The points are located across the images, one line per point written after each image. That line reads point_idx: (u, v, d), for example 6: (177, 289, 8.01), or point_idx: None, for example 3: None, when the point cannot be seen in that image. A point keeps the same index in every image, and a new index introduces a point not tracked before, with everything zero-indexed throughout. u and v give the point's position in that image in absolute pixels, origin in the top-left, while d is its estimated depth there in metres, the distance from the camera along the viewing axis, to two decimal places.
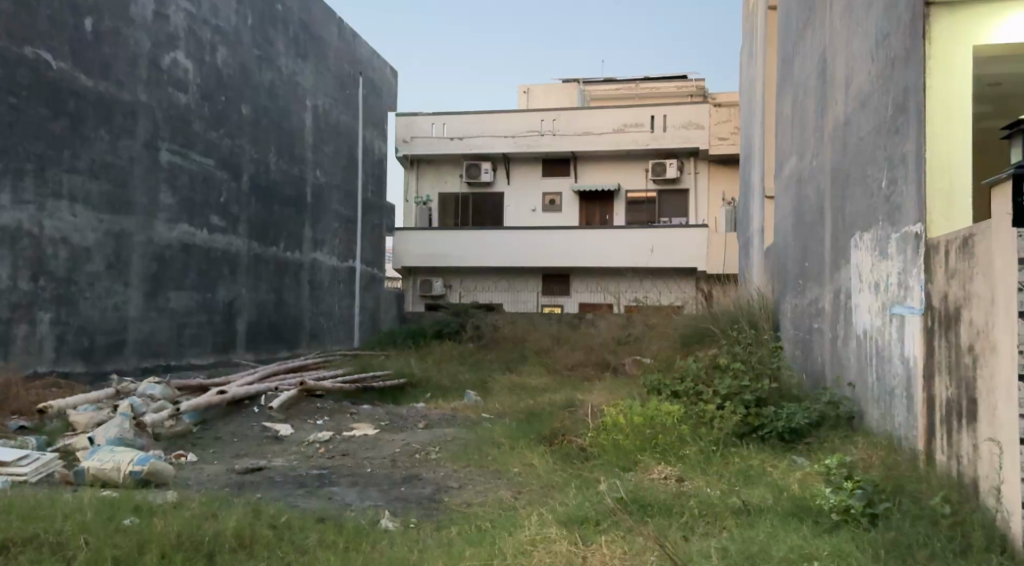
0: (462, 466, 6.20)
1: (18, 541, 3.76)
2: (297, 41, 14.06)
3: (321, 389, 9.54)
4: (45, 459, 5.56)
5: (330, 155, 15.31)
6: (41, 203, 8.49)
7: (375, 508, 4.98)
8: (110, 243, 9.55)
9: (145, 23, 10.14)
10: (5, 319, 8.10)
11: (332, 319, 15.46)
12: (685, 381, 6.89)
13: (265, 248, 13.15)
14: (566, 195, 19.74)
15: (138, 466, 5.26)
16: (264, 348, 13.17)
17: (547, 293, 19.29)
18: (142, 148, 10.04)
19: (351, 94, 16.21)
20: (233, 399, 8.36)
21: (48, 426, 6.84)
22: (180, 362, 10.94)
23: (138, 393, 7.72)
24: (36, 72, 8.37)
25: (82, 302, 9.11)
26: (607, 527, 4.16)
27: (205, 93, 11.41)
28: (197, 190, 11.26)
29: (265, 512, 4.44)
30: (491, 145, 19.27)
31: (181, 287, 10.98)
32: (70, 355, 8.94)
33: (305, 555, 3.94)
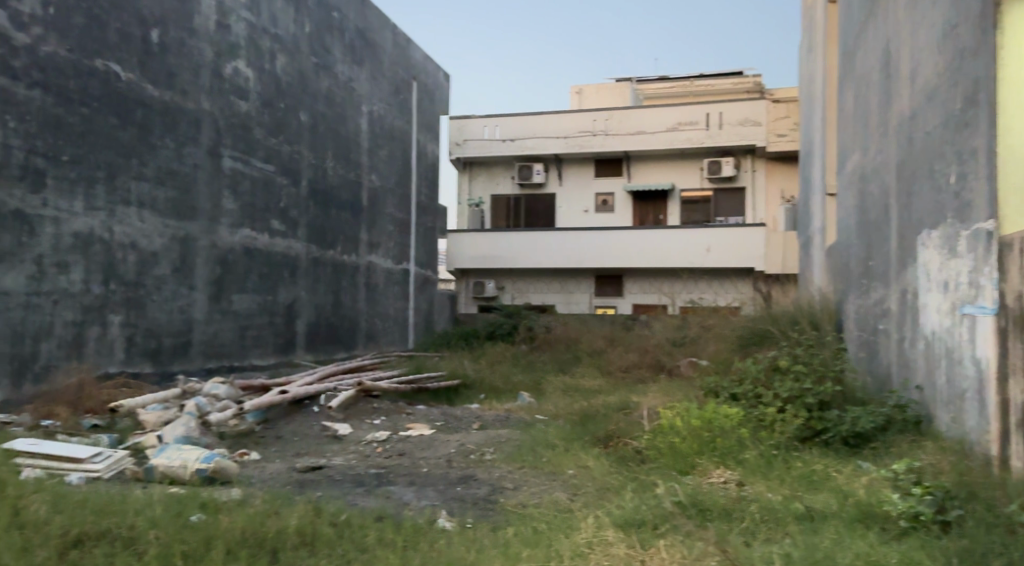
0: (517, 466, 6.22)
1: (93, 535, 3.91)
2: (353, 48, 14.31)
3: (377, 390, 9.68)
4: (117, 456, 5.76)
5: (385, 159, 15.53)
6: (112, 210, 8.81)
7: (432, 507, 5.03)
8: (176, 248, 9.87)
9: (208, 34, 10.45)
10: (79, 322, 8.39)
11: (388, 320, 15.67)
12: (743, 382, 6.77)
13: (323, 251, 13.40)
14: (619, 195, 19.61)
15: (205, 464, 5.41)
16: (323, 348, 13.43)
17: (600, 294, 19.22)
18: (205, 155, 10.36)
19: (405, 99, 16.42)
20: (293, 399, 8.54)
21: (119, 425, 7.09)
22: (242, 363, 11.23)
23: (204, 392, 7.94)
24: (107, 83, 8.69)
25: (150, 305, 9.44)
26: (665, 531, 4.12)
27: (265, 100, 11.70)
28: (258, 195, 11.55)
29: (326, 510, 4.52)
30: (543, 146, 19.26)
31: (243, 290, 11.28)
32: (139, 355, 9.25)
33: (365, 553, 3.99)
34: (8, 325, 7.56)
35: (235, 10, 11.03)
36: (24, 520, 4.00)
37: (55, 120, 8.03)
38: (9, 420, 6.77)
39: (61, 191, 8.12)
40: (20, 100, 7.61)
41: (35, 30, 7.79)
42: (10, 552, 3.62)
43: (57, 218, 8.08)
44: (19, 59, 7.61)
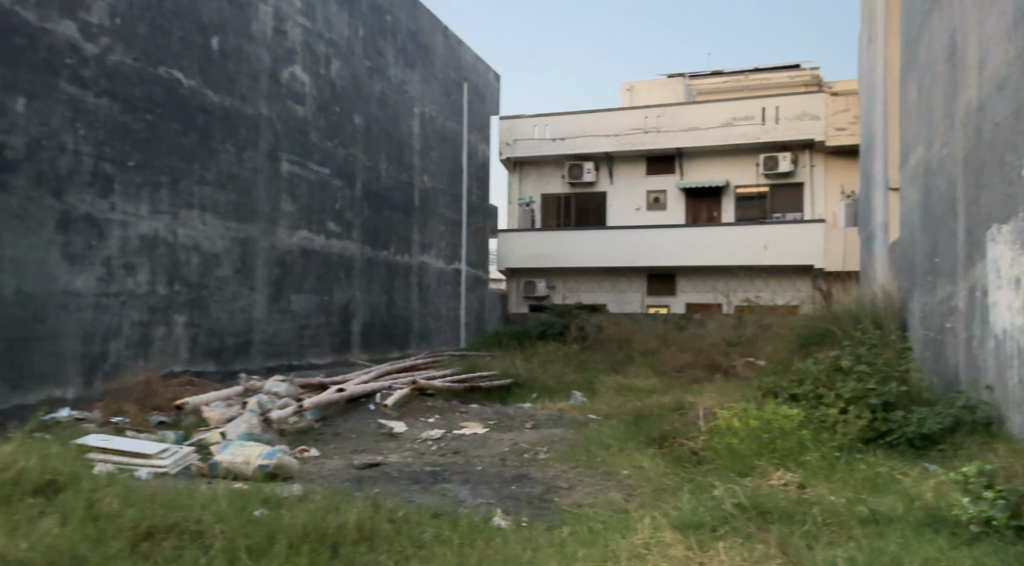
0: (571, 466, 6.21)
1: (162, 529, 4.03)
2: (405, 50, 14.48)
3: (432, 389, 9.78)
4: (183, 453, 5.94)
5: (437, 160, 15.66)
6: (176, 213, 9.09)
7: (487, 505, 5.05)
8: (236, 249, 10.14)
9: (266, 40, 10.70)
10: (145, 322, 8.68)
11: (440, 320, 15.81)
12: (804, 383, 6.62)
13: (377, 251, 13.58)
14: (671, 192, 19.39)
15: (267, 460, 5.55)
16: (377, 348, 13.62)
17: (652, 294, 19.06)
18: (264, 158, 10.61)
19: (456, 100, 16.54)
20: (350, 397, 8.68)
21: (184, 422, 7.30)
22: (300, 362, 11.47)
23: (264, 390, 8.14)
24: (170, 90, 8.97)
25: (212, 305, 9.71)
26: (724, 533, 4.06)
27: (321, 104, 11.93)
28: (314, 197, 11.78)
29: (384, 506, 4.59)
30: (594, 144, 19.18)
31: (301, 290, 11.52)
32: (202, 354, 9.53)
33: (423, 549, 4.04)
34: (79, 326, 7.85)
35: (292, 16, 11.27)
36: (98, 513, 4.16)
37: (122, 127, 8.32)
38: (81, 417, 7.04)
39: (129, 195, 8.41)
40: (90, 108, 7.90)
41: (103, 40, 8.08)
42: (86, 542, 3.78)
43: (125, 221, 8.37)
44: (88, 68, 7.90)
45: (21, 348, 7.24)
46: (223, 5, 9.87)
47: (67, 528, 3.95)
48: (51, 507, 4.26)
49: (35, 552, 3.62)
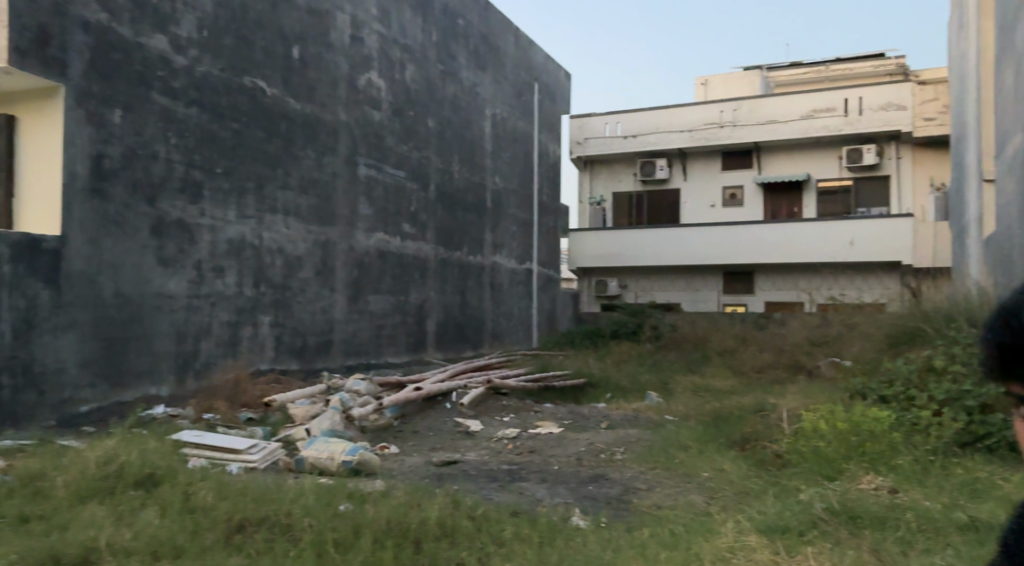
0: (649, 467, 6.13)
1: (253, 522, 4.19)
2: (477, 53, 14.62)
3: (507, 388, 9.85)
4: (271, 448, 6.18)
5: (508, 160, 15.74)
6: (260, 217, 9.42)
7: (565, 505, 5.05)
8: (317, 252, 10.44)
9: (344, 48, 10.98)
10: (233, 322, 9.03)
11: (512, 319, 15.89)
12: (894, 385, 6.37)
13: (451, 252, 13.76)
14: (748, 188, 18.94)
15: (350, 456, 5.72)
16: (451, 347, 13.79)
17: (729, 292, 18.68)
18: (343, 163, 10.89)
19: (527, 100, 16.60)
20: (428, 396, 8.83)
21: (272, 418, 7.56)
22: (378, 361, 11.73)
23: (346, 388, 8.36)
24: (254, 99, 9.30)
25: (296, 305, 10.04)
26: (813, 538, 3.96)
27: (396, 109, 12.16)
28: (390, 200, 12.02)
29: (464, 503, 4.65)
30: (667, 141, 18.92)
31: (378, 291, 11.78)
32: (286, 354, 9.86)
33: (503, 547, 4.07)
34: (172, 326, 8.23)
35: (368, 23, 11.53)
36: (194, 505, 4.36)
37: (210, 135, 8.67)
38: (176, 414, 7.39)
39: (217, 201, 8.76)
40: (180, 117, 8.26)
41: (192, 52, 8.43)
42: (184, 534, 3.96)
43: (213, 226, 8.72)
44: (178, 80, 8.25)
45: (120, 348, 7.62)
46: (302, 15, 10.17)
47: (166, 520, 4.14)
48: (151, 499, 4.49)
49: (139, 542, 3.83)
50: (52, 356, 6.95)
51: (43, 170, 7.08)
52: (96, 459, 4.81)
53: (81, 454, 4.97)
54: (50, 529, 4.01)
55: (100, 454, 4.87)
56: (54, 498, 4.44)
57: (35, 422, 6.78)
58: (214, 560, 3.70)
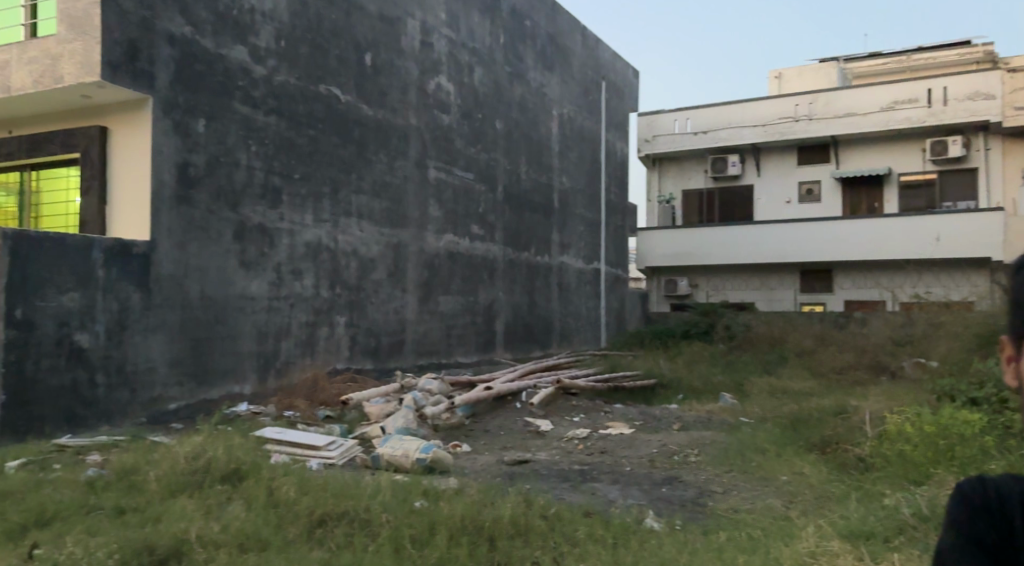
0: (725, 470, 6.02)
1: (334, 517, 4.29)
2: (544, 54, 14.65)
3: (576, 388, 9.84)
4: (348, 445, 6.35)
5: (575, 160, 15.70)
6: (336, 220, 9.67)
7: (638, 506, 5.02)
8: (390, 253, 10.65)
9: (414, 53, 11.17)
10: (311, 323, 9.30)
11: (580, 319, 15.86)
12: (986, 386, 6.10)
13: (519, 253, 13.83)
14: (825, 183, 18.37)
15: (424, 454, 5.82)
16: (520, 347, 13.85)
17: (806, 291, 18.16)
18: (414, 166, 11.08)
19: (595, 99, 16.53)
20: (498, 395, 8.89)
21: (348, 416, 7.75)
22: (449, 360, 11.88)
23: (419, 387, 8.49)
24: (329, 106, 9.55)
25: (369, 306, 10.26)
26: (899, 544, 3.84)
27: (464, 111, 12.30)
28: (459, 202, 12.16)
29: (536, 503, 4.66)
30: (740, 136, 18.52)
31: (448, 291, 11.94)
32: (361, 353, 10.10)
33: (577, 547, 4.08)
34: (254, 326, 8.53)
35: (437, 28, 11.69)
36: (277, 500, 4.51)
37: (288, 142, 8.95)
38: (258, 411, 7.67)
39: (295, 205, 9.04)
40: (260, 125, 8.55)
41: (270, 62, 8.73)
42: (268, 527, 4.11)
43: (292, 229, 9.01)
44: (258, 89, 8.55)
45: (206, 348, 7.95)
46: (374, 22, 10.39)
47: (251, 513, 4.31)
48: (237, 494, 4.67)
49: (227, 534, 3.98)
50: (142, 356, 7.30)
51: (133, 180, 7.45)
52: (185, 454, 5.03)
53: (172, 450, 5.20)
54: (145, 521, 4.22)
55: (189, 449, 5.10)
56: (148, 491, 4.67)
57: (128, 419, 7.14)
58: (297, 553, 3.83)
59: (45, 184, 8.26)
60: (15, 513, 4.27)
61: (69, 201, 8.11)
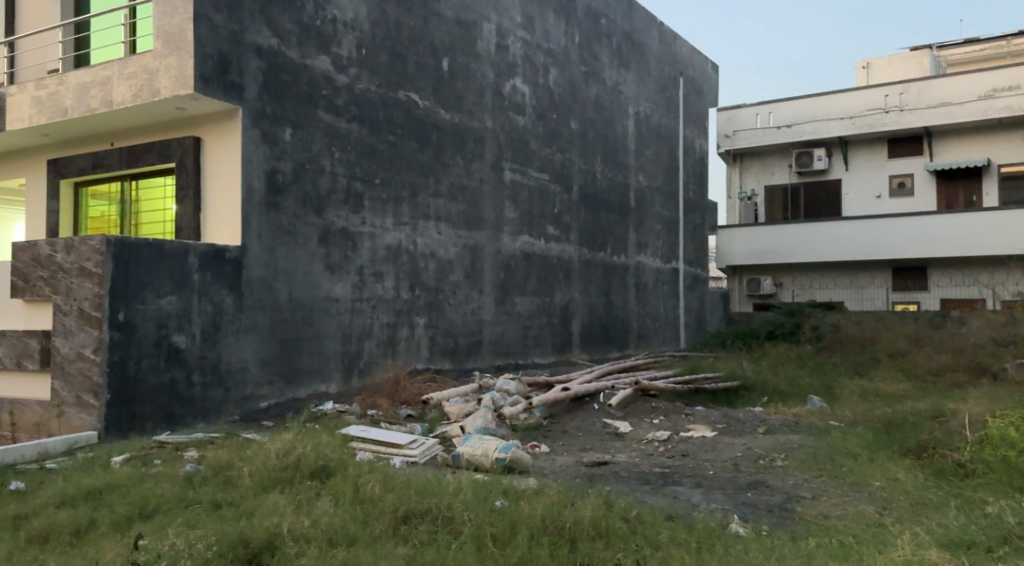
0: (814, 475, 5.84)
1: (417, 514, 4.37)
2: (620, 51, 14.54)
3: (655, 389, 9.73)
4: (429, 444, 6.47)
5: (652, 158, 15.52)
6: (415, 224, 9.85)
7: (723, 510, 4.93)
8: (467, 255, 10.79)
9: (490, 57, 11.27)
10: (392, 324, 9.50)
11: (658, 320, 15.66)
12: None
13: (595, 253, 13.76)
14: (919, 176, 17.60)
15: (504, 453, 5.86)
16: (597, 348, 13.79)
17: (898, 289, 17.42)
18: (490, 169, 11.18)
19: (673, 96, 16.28)
20: (576, 396, 8.91)
21: (429, 415, 7.88)
22: (526, 361, 11.94)
23: (497, 387, 8.56)
24: (408, 112, 9.74)
25: (448, 307, 10.42)
26: (1005, 555, 3.65)
27: (540, 113, 12.33)
28: (535, 203, 12.22)
29: (617, 505, 4.62)
30: (826, 129, 17.91)
31: (525, 292, 11.99)
32: (439, 353, 10.26)
33: (660, 551, 4.02)
34: (339, 328, 8.79)
35: (513, 30, 11.78)
36: (363, 496, 4.63)
37: (369, 148, 9.17)
38: (343, 410, 7.89)
39: (376, 210, 9.26)
40: (342, 133, 8.81)
41: (352, 70, 8.97)
42: (355, 523, 4.23)
43: (373, 233, 9.23)
44: (340, 98, 8.80)
45: (293, 349, 8.24)
46: (451, 28, 10.54)
47: (340, 509, 4.43)
48: (325, 490, 4.82)
49: (316, 529, 4.11)
50: (235, 356, 7.62)
51: (225, 188, 7.78)
52: (276, 450, 5.21)
53: (264, 446, 5.41)
54: (240, 515, 4.40)
55: (280, 446, 5.29)
56: (242, 486, 4.86)
57: (222, 417, 7.46)
58: (383, 548, 3.93)
59: (144, 194, 8.75)
60: (121, 506, 4.51)
61: (166, 208, 8.56)
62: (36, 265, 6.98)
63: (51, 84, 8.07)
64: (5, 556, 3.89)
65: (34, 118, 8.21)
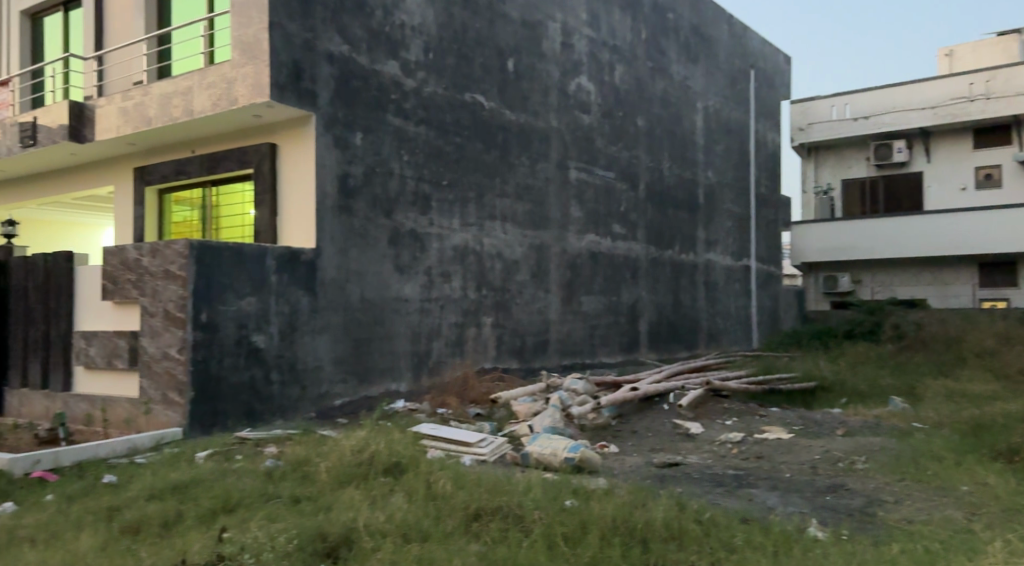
0: (897, 479, 5.62)
1: (488, 511, 4.41)
2: (688, 45, 14.31)
3: (728, 389, 9.55)
4: (499, 442, 6.51)
5: (722, 153, 15.23)
6: (481, 224, 9.93)
7: (800, 514, 4.80)
8: (533, 255, 10.82)
9: (556, 56, 11.27)
10: (459, 324, 9.60)
11: (729, 319, 15.36)
12: None
13: (662, 251, 13.60)
14: (1007, 166, 16.78)
15: (573, 453, 5.86)
16: (665, 347, 13.62)
17: (986, 285, 16.67)
18: (555, 168, 11.17)
19: (743, 89, 15.94)
20: (645, 396, 8.82)
21: (497, 414, 7.93)
22: (593, 360, 11.89)
23: (565, 387, 8.56)
24: (474, 114, 9.82)
25: (514, 307, 10.47)
26: None
27: (605, 110, 12.25)
28: (601, 201, 12.15)
29: (690, 507, 4.55)
30: (906, 120, 17.26)
31: (591, 292, 11.94)
32: (507, 353, 10.32)
33: (735, 553, 3.95)
34: (409, 327, 8.94)
35: (579, 29, 11.75)
36: (435, 493, 4.70)
37: (437, 151, 9.29)
38: (414, 408, 8.03)
39: (444, 211, 9.38)
40: (411, 136, 8.95)
41: (419, 74, 9.10)
42: (427, 518, 4.30)
43: (441, 234, 9.35)
44: (408, 101, 8.94)
45: (365, 348, 8.43)
46: (517, 28, 10.58)
47: (413, 505, 4.52)
48: (398, 486, 4.90)
49: (391, 524, 4.19)
50: (310, 355, 7.84)
51: (299, 192, 8.00)
52: (351, 447, 5.35)
53: (339, 443, 5.56)
54: (318, 509, 4.53)
55: (354, 443, 5.42)
56: (320, 481, 5.01)
57: (299, 414, 7.69)
58: (456, 544, 3.98)
59: (224, 199, 9.08)
60: (206, 500, 4.70)
61: (244, 213, 8.87)
62: (124, 269, 7.33)
63: (137, 95, 8.45)
64: (101, 544, 4.10)
65: (121, 128, 8.62)
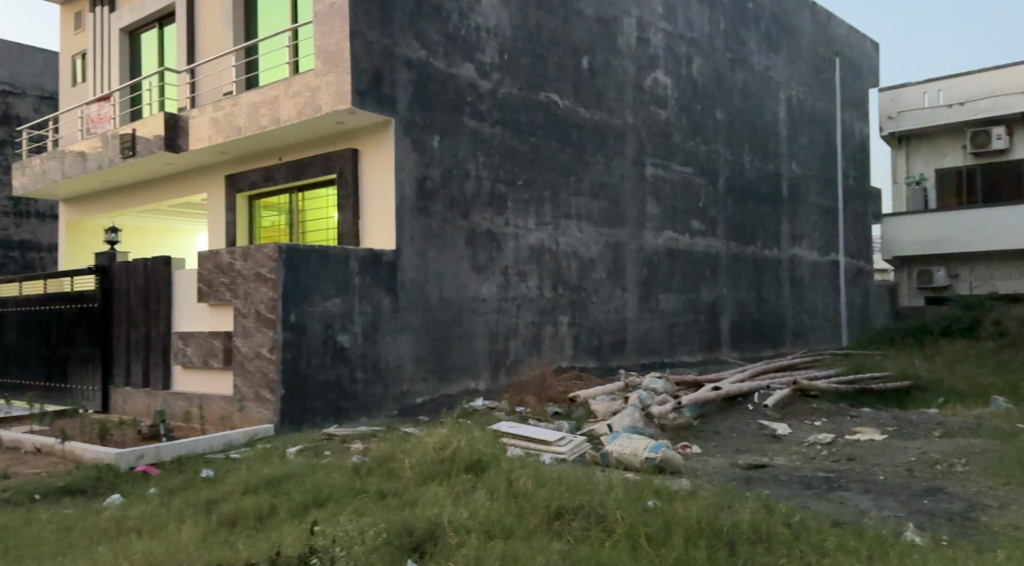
0: (1001, 483, 5.34)
1: (570, 510, 4.41)
2: (769, 35, 13.96)
3: (816, 389, 9.24)
4: (578, 441, 6.50)
5: (806, 145, 14.76)
6: (557, 223, 9.94)
7: (896, 518, 4.61)
8: (610, 253, 10.76)
9: (631, 51, 11.17)
10: (536, 322, 9.64)
11: (816, 316, 14.88)
12: None
13: (744, 247, 13.29)
14: None
15: (654, 453, 5.79)
16: (748, 346, 13.31)
17: None
18: (631, 165, 11.07)
19: (828, 78, 15.41)
20: (728, 395, 8.65)
21: (576, 414, 7.92)
22: (672, 359, 11.73)
23: (644, 386, 8.47)
24: (549, 113, 9.84)
25: (591, 306, 10.43)
26: None
27: (683, 105, 12.08)
28: (678, 197, 11.97)
29: (777, 509, 4.44)
30: (1005, 106, 16.18)
31: (669, 289, 11.78)
32: (584, 351, 10.30)
33: (827, 557, 3.83)
34: (487, 326, 9.05)
35: (654, 22, 11.60)
36: (516, 490, 4.74)
37: (512, 151, 9.35)
38: (493, 406, 8.12)
39: (520, 211, 9.43)
40: (487, 137, 9.04)
41: (494, 76, 9.19)
42: (510, 516, 4.34)
43: (517, 234, 9.40)
44: (484, 103, 9.04)
45: (445, 347, 8.57)
46: (592, 25, 10.55)
47: (496, 502, 4.57)
48: (480, 483, 4.97)
49: (474, 521, 4.24)
50: (392, 354, 8.02)
51: (379, 195, 8.20)
52: (434, 444, 5.45)
53: (422, 440, 5.66)
54: (403, 505, 4.63)
55: (437, 440, 5.52)
56: (404, 477, 5.12)
57: (382, 411, 7.88)
58: (538, 542, 4.01)
59: (309, 204, 9.40)
60: (297, 494, 4.87)
61: (328, 216, 9.17)
62: (218, 272, 7.66)
63: (227, 106, 8.83)
64: (202, 536, 4.31)
65: (212, 138, 9.01)
